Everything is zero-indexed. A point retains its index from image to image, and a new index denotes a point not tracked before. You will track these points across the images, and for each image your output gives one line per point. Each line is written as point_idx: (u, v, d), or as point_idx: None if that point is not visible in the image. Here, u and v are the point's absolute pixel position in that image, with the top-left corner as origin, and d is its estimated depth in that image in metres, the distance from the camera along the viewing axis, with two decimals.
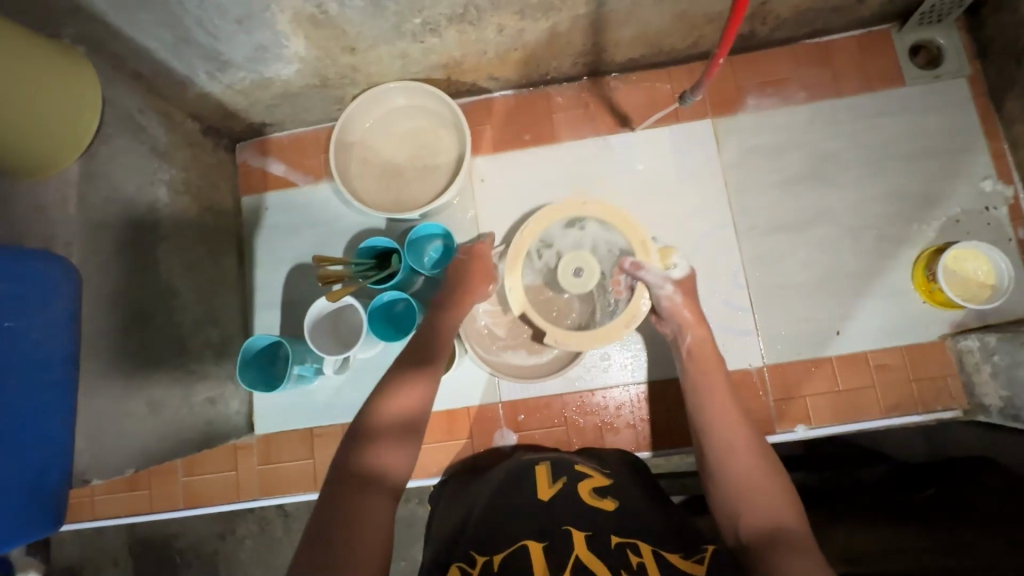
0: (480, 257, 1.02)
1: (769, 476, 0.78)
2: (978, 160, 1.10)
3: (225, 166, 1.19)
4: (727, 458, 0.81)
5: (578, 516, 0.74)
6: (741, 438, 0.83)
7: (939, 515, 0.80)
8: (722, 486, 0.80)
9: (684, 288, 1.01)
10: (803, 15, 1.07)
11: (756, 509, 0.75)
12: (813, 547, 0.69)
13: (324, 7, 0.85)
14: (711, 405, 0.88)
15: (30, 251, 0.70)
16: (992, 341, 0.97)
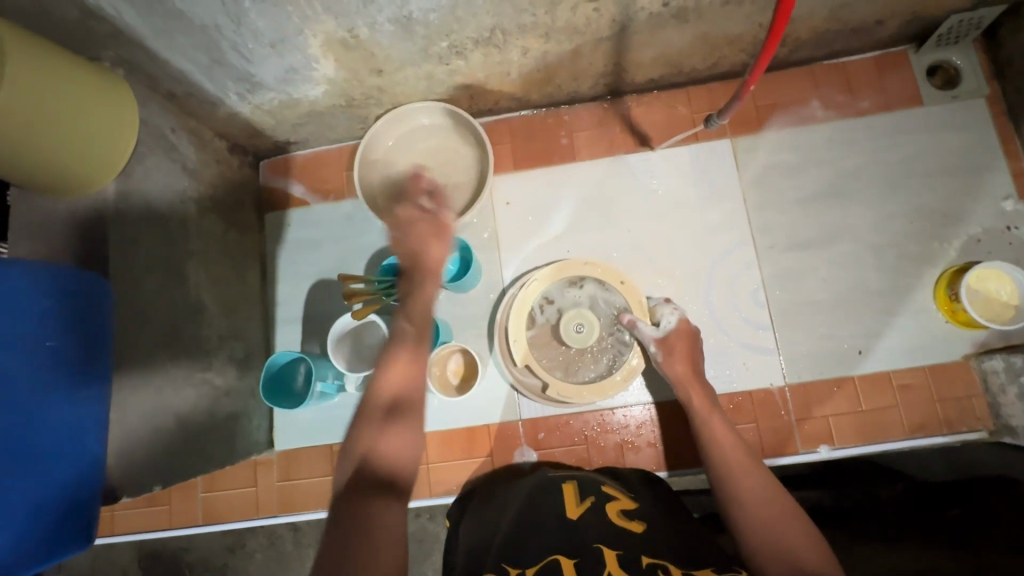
0: (412, 223, 0.93)
1: (788, 520, 0.76)
2: (999, 180, 1.11)
3: (249, 182, 1.21)
4: (743, 507, 0.80)
5: (608, 533, 0.74)
6: (755, 483, 0.82)
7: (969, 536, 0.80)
8: (743, 536, 0.77)
9: (670, 345, 1.01)
10: (822, 37, 1.08)
11: (778, 554, 0.72)
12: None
13: (356, 32, 0.87)
14: (721, 451, 0.88)
15: (75, 271, 0.73)
16: (1017, 362, 0.96)
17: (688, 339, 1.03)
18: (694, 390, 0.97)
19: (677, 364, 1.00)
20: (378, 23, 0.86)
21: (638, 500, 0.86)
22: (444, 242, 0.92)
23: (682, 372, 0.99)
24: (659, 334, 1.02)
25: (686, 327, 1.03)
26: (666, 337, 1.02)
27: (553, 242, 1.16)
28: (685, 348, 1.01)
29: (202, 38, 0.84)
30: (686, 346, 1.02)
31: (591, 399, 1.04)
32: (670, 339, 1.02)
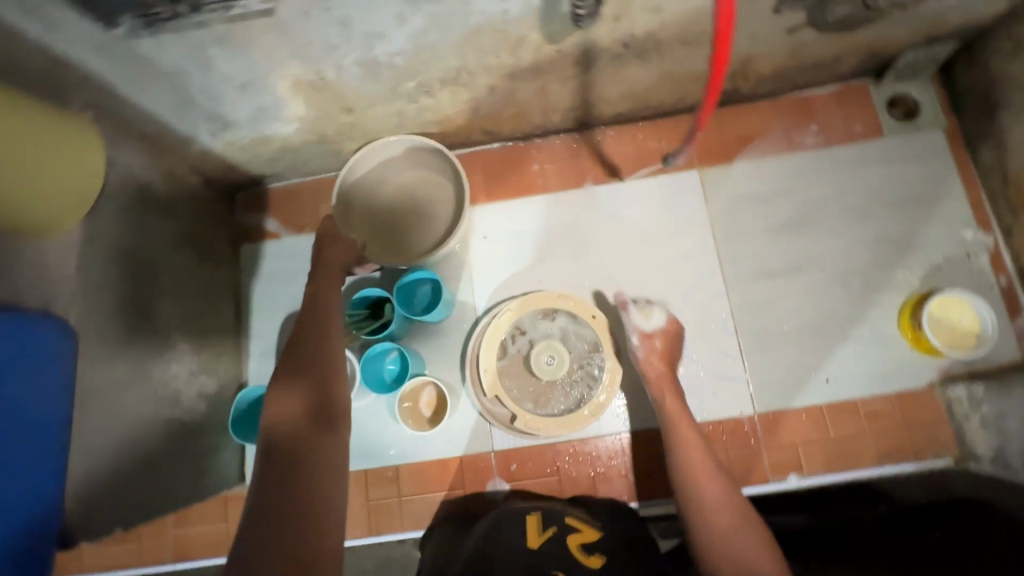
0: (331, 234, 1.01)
1: (749, 532, 0.75)
2: (959, 209, 1.13)
3: (224, 215, 1.22)
4: (705, 517, 0.79)
5: (566, 565, 0.74)
6: (719, 495, 0.82)
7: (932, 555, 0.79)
8: (702, 545, 0.76)
9: (656, 342, 1.05)
10: (783, 73, 1.11)
11: (735, 565, 0.71)
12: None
13: (323, 74, 0.89)
14: (690, 460, 0.88)
15: (30, 316, 0.72)
16: (979, 391, 1.01)
17: (671, 338, 1.06)
18: (667, 389, 0.99)
19: (657, 361, 1.03)
20: (345, 67, 0.88)
21: (602, 532, 0.85)
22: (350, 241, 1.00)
23: (657, 371, 1.02)
24: (646, 329, 1.05)
25: (672, 328, 1.06)
26: (651, 335, 1.06)
27: (525, 273, 1.17)
28: (665, 348, 1.05)
29: (171, 81, 0.86)
30: (666, 343, 1.05)
31: (560, 432, 1.06)
32: (654, 337, 1.05)
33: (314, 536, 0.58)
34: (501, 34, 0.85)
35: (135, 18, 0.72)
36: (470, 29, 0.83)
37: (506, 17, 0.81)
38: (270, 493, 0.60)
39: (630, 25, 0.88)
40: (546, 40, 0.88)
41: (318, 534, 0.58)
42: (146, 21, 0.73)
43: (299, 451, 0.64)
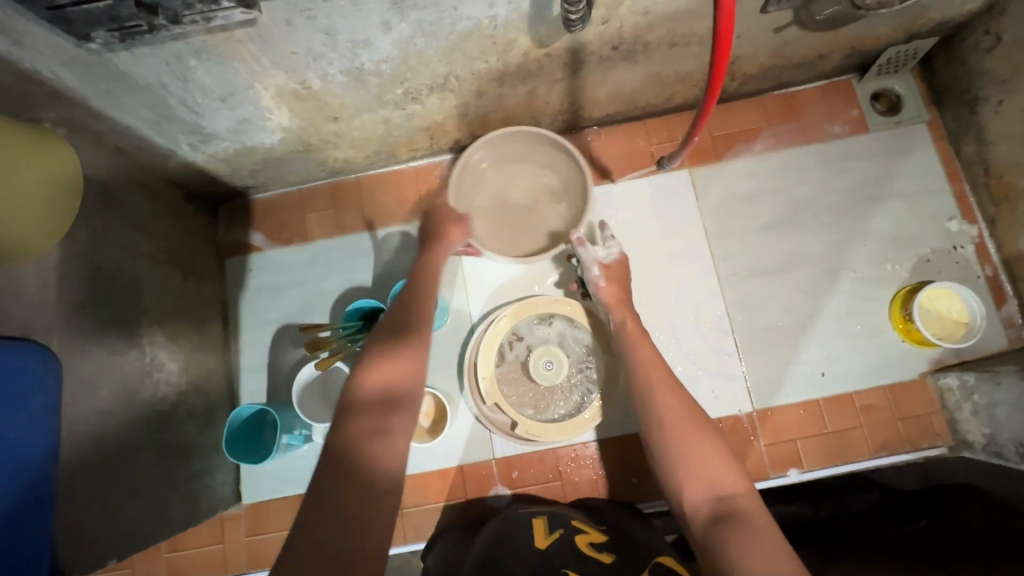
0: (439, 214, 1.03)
1: (711, 443, 0.74)
2: (944, 201, 1.15)
3: (207, 229, 1.18)
4: (661, 431, 0.77)
5: (575, 560, 0.74)
6: (674, 406, 0.79)
7: (921, 544, 0.87)
8: (661, 460, 0.75)
9: (611, 272, 1.01)
10: (768, 71, 1.12)
11: (699, 481, 0.70)
12: (767, 519, 0.65)
13: (308, 83, 0.87)
14: (644, 375, 0.84)
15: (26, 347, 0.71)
16: (971, 380, 1.01)
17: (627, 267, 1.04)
18: (627, 312, 0.96)
19: (613, 288, 1.00)
20: (330, 75, 0.86)
21: (608, 534, 0.86)
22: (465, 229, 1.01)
23: (617, 298, 0.99)
24: (604, 259, 1.02)
25: (624, 257, 1.04)
26: (608, 265, 1.02)
27: (519, 279, 1.16)
28: (623, 276, 1.02)
29: (149, 95, 0.83)
30: (624, 272, 1.03)
31: (561, 436, 1.05)
32: (610, 266, 1.02)
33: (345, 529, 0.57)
34: (488, 39, 0.84)
35: (109, 32, 0.67)
36: (458, 34, 0.82)
37: (494, 21, 0.80)
38: (317, 480, 0.61)
39: (618, 27, 0.87)
40: (535, 44, 0.87)
41: (350, 528, 0.57)
42: (120, 35, 0.68)
43: (346, 441, 0.64)
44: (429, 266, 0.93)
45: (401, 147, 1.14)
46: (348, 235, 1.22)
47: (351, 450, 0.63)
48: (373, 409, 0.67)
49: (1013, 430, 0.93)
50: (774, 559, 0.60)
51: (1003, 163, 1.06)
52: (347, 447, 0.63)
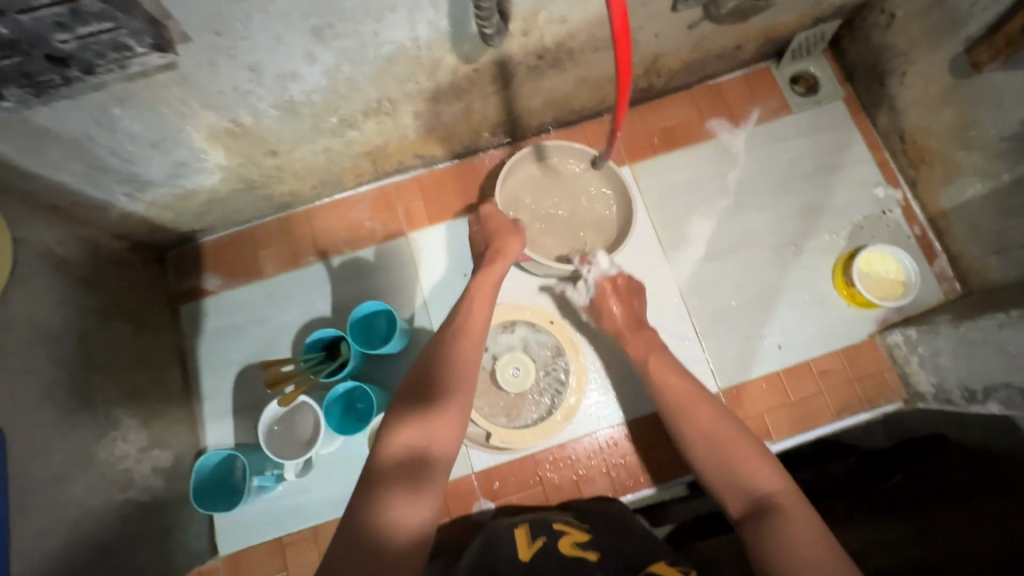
0: (495, 218, 1.01)
1: (744, 445, 0.77)
2: (868, 170, 1.22)
3: (156, 279, 1.16)
4: (697, 445, 0.81)
5: (561, 564, 0.74)
6: (705, 409, 0.84)
7: (901, 494, 0.90)
8: (704, 472, 0.79)
9: (595, 309, 1.08)
10: (691, 66, 1.17)
11: (736, 482, 0.74)
12: (807, 512, 0.66)
13: (240, 121, 0.87)
14: (675, 393, 0.89)
15: None
16: (913, 334, 1.07)
17: (610, 292, 1.06)
18: (632, 338, 1.01)
19: (609, 321, 1.05)
20: (261, 110, 0.86)
21: (591, 531, 0.87)
22: (520, 237, 0.99)
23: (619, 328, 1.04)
24: (584, 303, 1.10)
25: (619, 278, 1.07)
26: (591, 302, 1.09)
27: None
28: (618, 303, 1.05)
29: (76, 149, 0.82)
30: (614, 300, 1.06)
31: (537, 440, 1.06)
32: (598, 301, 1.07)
33: (376, 532, 0.58)
34: (415, 60, 0.86)
35: (22, 89, 0.66)
36: (383, 58, 0.83)
37: (417, 43, 0.82)
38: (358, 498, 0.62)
39: (540, 38, 0.91)
40: (462, 61, 0.90)
41: (380, 536, 0.57)
42: (35, 91, 0.67)
43: (384, 458, 0.65)
44: (480, 288, 0.88)
45: (346, 174, 1.15)
46: (304, 267, 1.21)
47: (388, 466, 0.64)
48: (411, 429, 0.67)
49: (957, 376, 0.98)
50: (815, 549, 0.60)
51: (915, 129, 1.13)
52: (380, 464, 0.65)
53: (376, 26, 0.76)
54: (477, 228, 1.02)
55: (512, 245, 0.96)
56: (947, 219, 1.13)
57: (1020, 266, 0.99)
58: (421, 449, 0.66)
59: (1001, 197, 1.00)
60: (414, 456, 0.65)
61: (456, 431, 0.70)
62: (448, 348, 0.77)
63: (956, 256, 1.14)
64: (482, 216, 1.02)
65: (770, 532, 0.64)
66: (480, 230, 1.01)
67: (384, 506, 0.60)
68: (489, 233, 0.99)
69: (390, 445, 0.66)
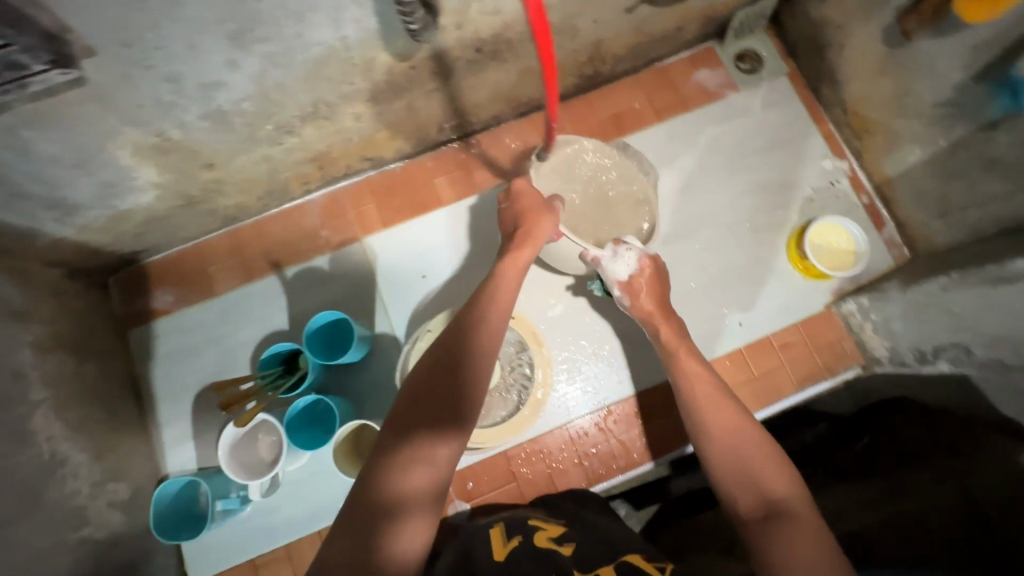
0: (521, 194, 0.95)
1: (759, 445, 0.77)
2: (815, 144, 1.24)
3: (100, 306, 1.11)
4: (711, 437, 0.81)
5: (541, 559, 0.73)
6: (723, 405, 0.83)
7: (881, 462, 0.95)
8: (713, 464, 0.79)
9: (633, 288, 0.99)
10: (635, 50, 1.17)
11: (751, 480, 0.74)
12: (816, 522, 0.67)
13: (167, 135, 0.83)
14: (693, 387, 0.88)
15: None
16: (865, 302, 1.09)
17: (651, 272, 1.00)
18: (664, 322, 0.98)
19: (646, 301, 0.99)
20: (189, 123, 0.83)
21: (566, 526, 0.86)
22: (552, 217, 0.93)
23: (648, 311, 0.99)
24: (624, 278, 0.99)
25: (653, 260, 1.00)
26: (631, 279, 0.99)
27: (438, 291, 1.17)
28: (653, 287, 0.99)
29: None
30: (650, 281, 0.99)
31: (506, 438, 1.05)
32: (633, 281, 0.99)
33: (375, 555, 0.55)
34: (347, 61, 0.83)
35: None
36: (312, 61, 0.81)
37: (346, 43, 0.79)
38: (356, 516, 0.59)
39: (475, 30, 0.89)
40: (397, 59, 0.87)
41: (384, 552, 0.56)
42: None
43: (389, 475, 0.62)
44: (502, 283, 0.84)
45: (292, 182, 1.11)
46: (257, 281, 1.17)
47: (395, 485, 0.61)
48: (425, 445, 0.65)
49: (909, 339, 1.02)
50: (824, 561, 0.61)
51: (857, 99, 1.15)
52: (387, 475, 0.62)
53: (299, 27, 0.73)
54: (507, 204, 0.96)
55: (543, 226, 0.92)
56: (892, 186, 1.16)
57: (963, 228, 1.02)
58: (432, 464, 0.63)
59: (940, 162, 1.02)
60: (430, 475, 0.63)
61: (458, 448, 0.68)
62: (468, 349, 0.74)
63: (903, 222, 1.16)
64: (512, 190, 0.96)
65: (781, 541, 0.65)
66: (510, 206, 0.96)
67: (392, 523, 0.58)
68: (517, 211, 0.94)
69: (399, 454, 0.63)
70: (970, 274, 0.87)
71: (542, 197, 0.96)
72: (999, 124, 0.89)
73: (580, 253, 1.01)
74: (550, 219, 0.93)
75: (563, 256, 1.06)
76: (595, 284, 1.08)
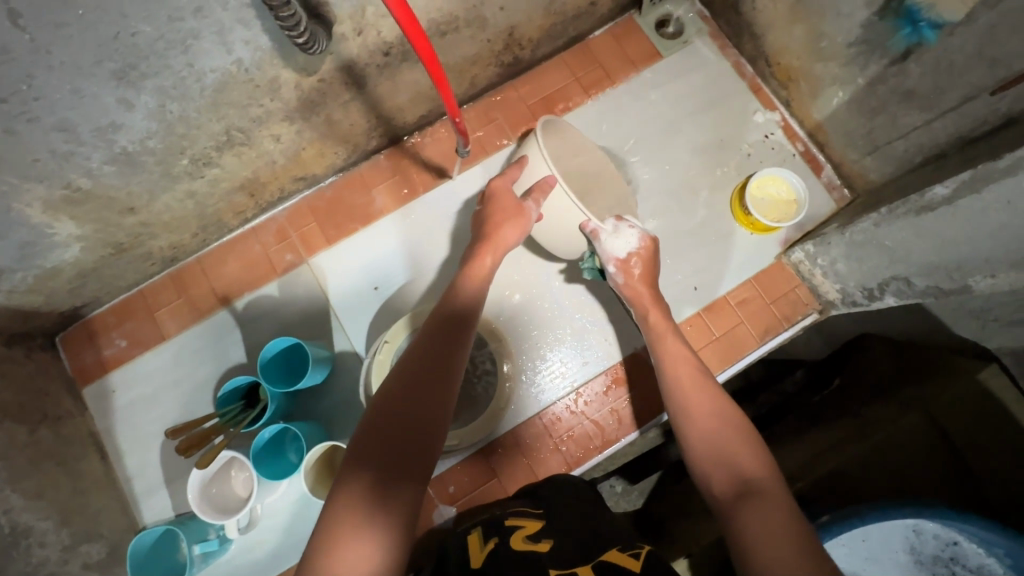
0: (498, 196, 0.98)
1: (734, 426, 0.77)
2: (746, 99, 1.24)
3: (49, 369, 1.08)
4: (688, 420, 0.81)
5: (518, 559, 0.71)
6: (696, 386, 0.84)
7: (851, 397, 1.11)
8: (690, 446, 0.78)
9: (628, 266, 0.99)
10: (551, 30, 1.17)
11: (721, 458, 0.74)
12: (786, 500, 0.66)
13: (76, 185, 0.81)
14: (674, 366, 0.89)
15: None
16: (810, 248, 1.11)
17: (647, 254, 1.00)
18: (651, 303, 0.98)
19: (638, 282, 0.99)
20: (96, 169, 0.81)
21: (544, 521, 0.84)
22: (518, 226, 0.95)
23: (639, 292, 0.99)
24: (621, 254, 0.98)
25: (647, 244, 1.00)
26: (627, 257, 0.99)
27: (392, 300, 1.16)
28: (644, 267, 1.00)
29: None
30: (644, 263, 0.99)
31: (479, 437, 1.04)
32: (629, 259, 0.99)
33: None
34: (249, 84, 0.81)
35: None
36: (212, 89, 0.79)
37: (242, 65, 0.77)
38: (323, 541, 0.60)
39: (377, 34, 0.87)
40: (301, 74, 0.85)
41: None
42: None
43: (349, 499, 0.62)
44: (466, 301, 0.86)
45: (225, 214, 1.09)
46: (206, 318, 1.15)
47: (356, 507, 0.62)
48: (391, 466, 0.66)
49: (856, 278, 1.03)
50: (783, 535, 0.61)
51: (777, 50, 1.16)
52: (346, 504, 0.62)
53: (187, 56, 0.71)
54: (481, 206, 0.99)
55: (507, 228, 0.95)
56: (823, 131, 1.17)
57: (892, 162, 1.04)
58: (400, 482, 0.65)
59: (861, 101, 1.03)
60: (397, 498, 0.64)
61: (422, 470, 0.68)
62: (435, 368, 0.75)
63: (839, 163, 1.17)
64: (488, 192, 0.99)
65: (747, 517, 0.64)
66: (485, 209, 0.98)
67: (350, 546, 0.59)
68: (486, 216, 0.97)
69: (361, 481, 0.64)
70: (898, 207, 0.88)
71: (512, 198, 0.97)
72: (907, 56, 0.90)
73: (579, 224, 0.99)
74: (518, 219, 0.95)
75: (557, 230, 1.03)
76: (588, 263, 1.06)
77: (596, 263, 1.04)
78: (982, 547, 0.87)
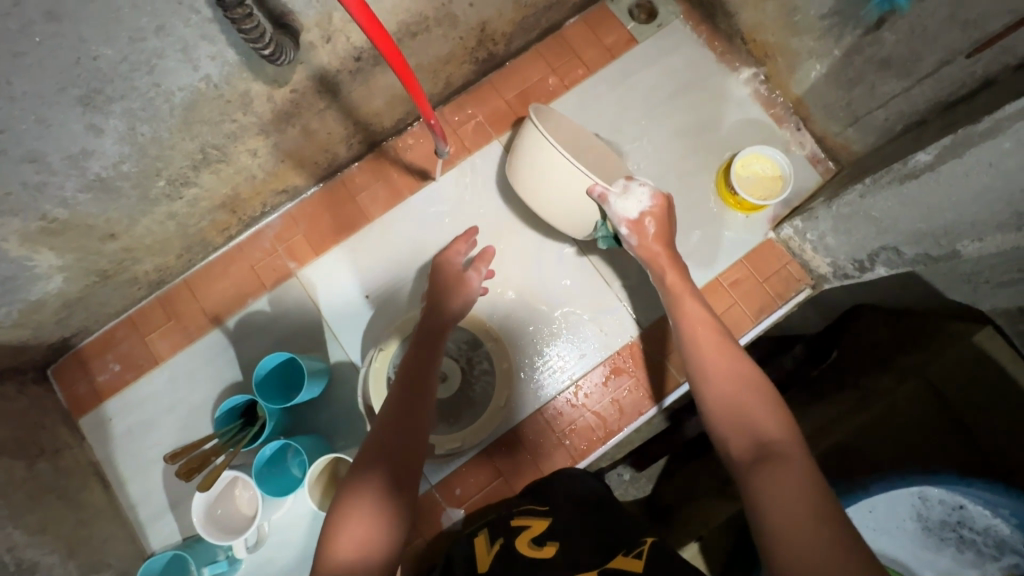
0: (445, 265, 0.98)
1: (754, 389, 0.75)
2: (725, 77, 1.23)
3: (43, 402, 1.07)
4: (708, 383, 0.79)
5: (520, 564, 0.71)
6: (715, 349, 0.82)
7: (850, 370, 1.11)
8: (708, 409, 0.77)
9: (641, 227, 0.96)
10: (523, 23, 1.16)
11: (740, 424, 0.72)
12: (806, 465, 0.65)
13: (53, 216, 0.80)
14: (693, 328, 0.87)
15: None
16: (799, 224, 1.10)
17: (661, 213, 0.97)
18: (668, 264, 0.96)
19: (653, 243, 0.96)
20: (71, 198, 0.80)
21: (553, 517, 0.83)
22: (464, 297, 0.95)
23: (654, 253, 0.96)
24: (633, 215, 0.96)
25: (659, 202, 0.97)
26: (639, 217, 0.97)
27: (384, 307, 1.15)
28: (658, 227, 0.97)
29: None
30: (658, 222, 0.97)
31: (480, 437, 1.04)
32: (643, 219, 0.96)
33: None
34: (219, 100, 0.80)
35: None
36: (182, 107, 0.77)
37: (211, 81, 0.76)
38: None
39: (347, 40, 0.86)
40: (273, 86, 0.84)
41: None
42: None
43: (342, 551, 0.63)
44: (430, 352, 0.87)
45: (209, 232, 1.08)
46: (198, 339, 1.13)
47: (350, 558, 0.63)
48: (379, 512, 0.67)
49: (846, 251, 1.03)
50: (802, 500, 0.60)
51: (752, 27, 1.15)
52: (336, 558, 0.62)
53: (153, 76, 0.70)
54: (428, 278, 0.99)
55: (458, 296, 0.94)
56: (804, 105, 1.16)
57: (874, 131, 1.03)
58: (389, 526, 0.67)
59: (839, 72, 1.03)
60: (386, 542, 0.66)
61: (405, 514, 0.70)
62: (411, 417, 0.77)
63: (822, 137, 1.17)
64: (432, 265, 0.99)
65: (763, 482, 0.64)
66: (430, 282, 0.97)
67: None
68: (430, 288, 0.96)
69: (352, 532, 0.64)
70: (881, 177, 0.89)
71: (454, 273, 0.97)
72: (881, 24, 0.90)
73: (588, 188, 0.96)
74: (464, 292, 0.95)
75: (567, 202, 1.01)
76: (602, 233, 1.03)
77: (610, 229, 1.02)
78: (987, 508, 0.86)
